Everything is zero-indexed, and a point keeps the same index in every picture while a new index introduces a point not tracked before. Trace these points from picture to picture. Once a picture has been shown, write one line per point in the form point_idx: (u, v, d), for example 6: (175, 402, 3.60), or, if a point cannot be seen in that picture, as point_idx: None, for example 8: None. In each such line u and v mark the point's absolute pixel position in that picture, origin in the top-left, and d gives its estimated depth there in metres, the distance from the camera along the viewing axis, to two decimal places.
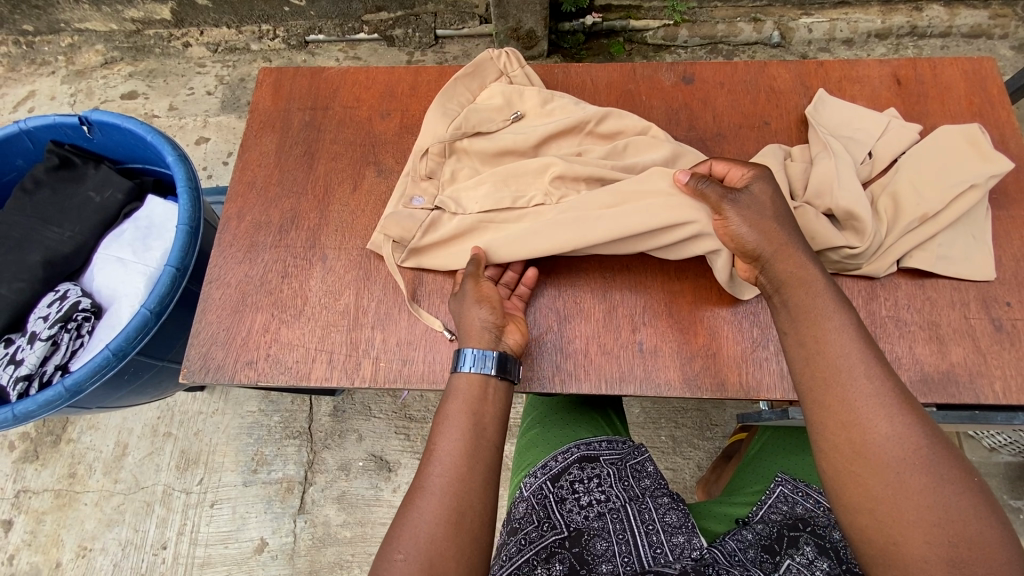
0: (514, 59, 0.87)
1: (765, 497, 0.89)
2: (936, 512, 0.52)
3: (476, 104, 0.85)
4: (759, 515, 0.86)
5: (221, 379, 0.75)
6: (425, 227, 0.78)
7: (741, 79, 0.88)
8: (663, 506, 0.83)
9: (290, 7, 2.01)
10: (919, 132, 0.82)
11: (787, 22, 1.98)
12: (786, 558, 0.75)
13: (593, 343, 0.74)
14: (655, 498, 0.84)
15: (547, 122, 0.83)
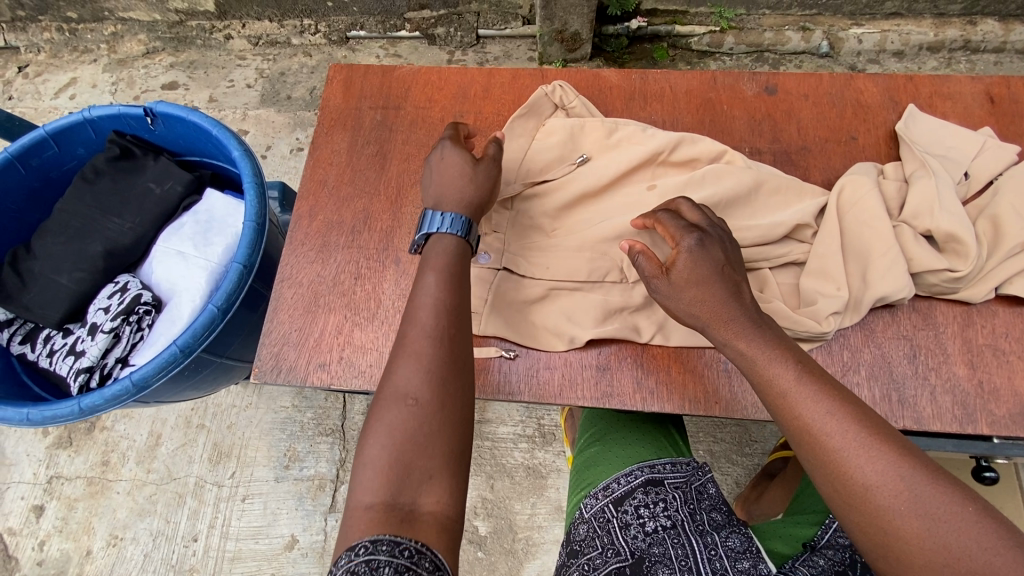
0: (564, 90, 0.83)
1: (829, 520, 0.86)
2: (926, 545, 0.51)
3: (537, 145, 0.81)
4: (825, 538, 0.84)
5: (292, 381, 0.74)
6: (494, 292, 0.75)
7: (826, 91, 0.85)
8: (725, 531, 0.80)
9: (333, 2, 2.01)
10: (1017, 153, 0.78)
11: (836, 32, 1.95)
12: None
13: (676, 360, 0.72)
14: (715, 525, 0.81)
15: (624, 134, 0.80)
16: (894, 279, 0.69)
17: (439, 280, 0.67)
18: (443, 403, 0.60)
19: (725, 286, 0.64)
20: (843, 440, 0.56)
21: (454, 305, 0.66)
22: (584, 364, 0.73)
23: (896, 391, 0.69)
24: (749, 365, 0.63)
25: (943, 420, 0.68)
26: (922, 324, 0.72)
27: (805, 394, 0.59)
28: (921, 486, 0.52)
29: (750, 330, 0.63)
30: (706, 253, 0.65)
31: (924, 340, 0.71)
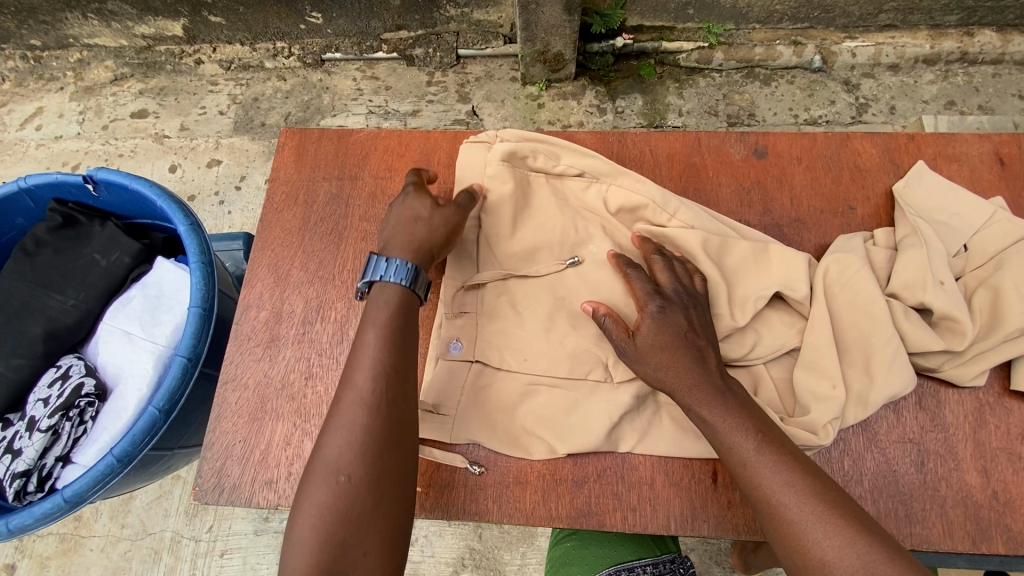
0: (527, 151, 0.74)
1: None
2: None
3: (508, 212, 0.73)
4: None
5: (237, 502, 0.67)
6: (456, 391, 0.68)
7: (821, 154, 0.78)
8: None
9: (306, 24, 1.93)
10: None
11: (829, 46, 1.87)
12: None
13: (660, 472, 0.65)
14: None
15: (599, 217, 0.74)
16: (896, 374, 0.62)
17: (381, 338, 0.62)
18: (379, 478, 0.56)
19: (689, 353, 0.61)
20: (800, 512, 0.52)
21: (396, 364, 0.61)
22: (559, 478, 0.65)
23: (903, 505, 0.62)
24: (710, 432, 0.59)
25: (954, 538, 0.61)
26: (930, 426, 0.65)
27: (761, 460, 0.56)
28: (881, 561, 0.49)
29: (718, 394, 0.59)
30: (668, 320, 0.62)
31: (933, 444, 0.64)
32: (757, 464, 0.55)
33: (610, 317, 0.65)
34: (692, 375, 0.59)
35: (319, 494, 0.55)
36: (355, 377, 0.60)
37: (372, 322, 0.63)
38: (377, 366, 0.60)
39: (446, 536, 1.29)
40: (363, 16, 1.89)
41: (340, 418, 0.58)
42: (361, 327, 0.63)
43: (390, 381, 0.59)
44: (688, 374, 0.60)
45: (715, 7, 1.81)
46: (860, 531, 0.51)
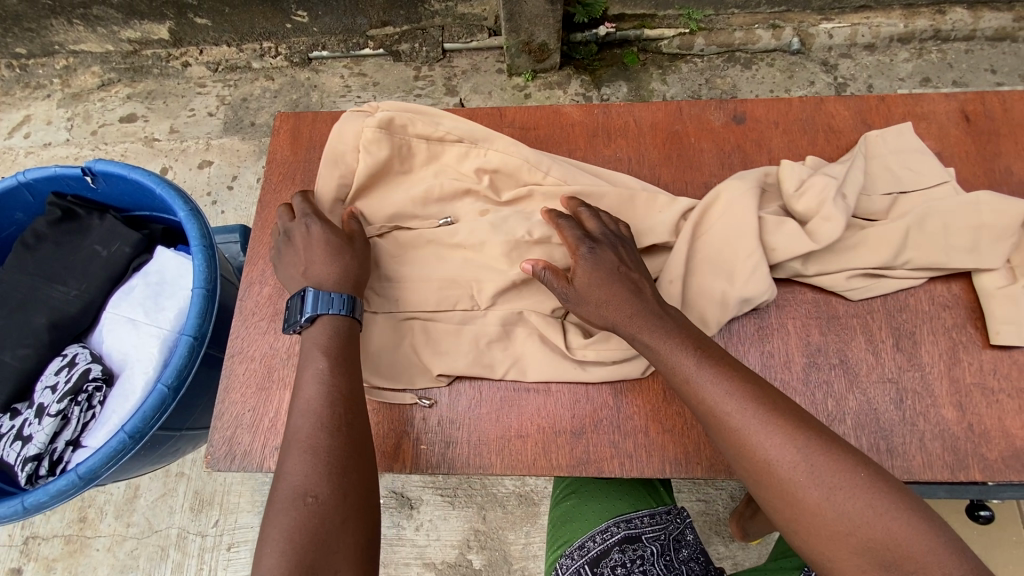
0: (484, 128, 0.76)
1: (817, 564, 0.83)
2: (830, 519, 0.53)
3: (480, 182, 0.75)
4: None
5: (248, 468, 0.70)
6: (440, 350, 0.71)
7: (797, 117, 0.82)
8: None
9: (292, 23, 1.94)
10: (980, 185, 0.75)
11: (806, 28, 1.92)
12: None
13: (654, 420, 0.68)
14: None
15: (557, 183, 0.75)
16: (756, 282, 0.68)
17: (332, 370, 0.64)
18: (348, 500, 0.58)
19: (623, 284, 0.65)
20: (740, 418, 0.57)
21: (349, 397, 0.64)
22: (558, 430, 0.69)
23: (885, 440, 0.66)
24: (654, 356, 0.63)
25: (934, 469, 0.65)
26: (907, 365, 0.69)
27: (700, 377, 0.60)
28: (820, 453, 0.55)
29: (654, 320, 0.64)
30: (599, 260, 0.66)
31: (911, 382, 0.68)
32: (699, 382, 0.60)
33: (548, 270, 0.67)
34: (631, 305, 0.64)
35: (285, 519, 0.56)
36: (315, 412, 0.62)
37: (324, 358, 0.65)
38: (337, 400, 0.62)
39: (451, 519, 1.31)
40: (349, 13, 1.91)
41: (307, 445, 0.60)
42: (308, 360, 0.65)
43: (350, 415, 0.62)
44: (626, 305, 0.64)
45: None
46: (798, 428, 0.56)
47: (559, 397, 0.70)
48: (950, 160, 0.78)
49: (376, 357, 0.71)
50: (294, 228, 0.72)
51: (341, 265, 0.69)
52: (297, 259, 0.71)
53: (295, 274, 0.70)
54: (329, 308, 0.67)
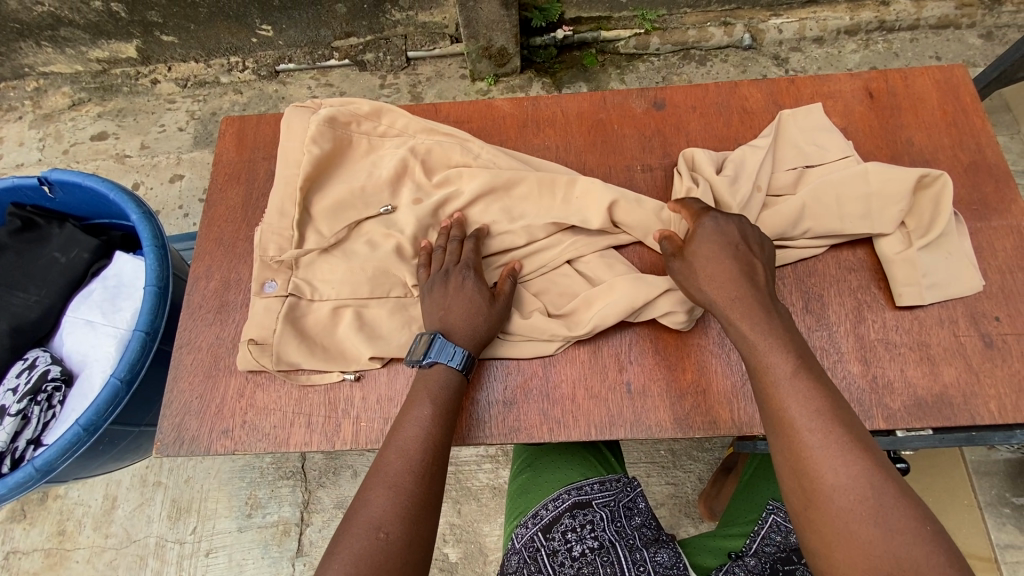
0: (415, 121, 0.84)
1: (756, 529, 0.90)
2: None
3: (409, 171, 0.81)
4: (753, 547, 0.87)
5: (196, 451, 0.73)
6: (367, 331, 0.75)
7: (712, 101, 0.87)
8: (654, 547, 0.84)
9: (258, 37, 1.99)
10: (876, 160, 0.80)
11: (756, 24, 1.99)
12: None
13: (580, 387, 0.72)
14: (647, 541, 0.85)
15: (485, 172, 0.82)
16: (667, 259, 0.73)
17: (435, 414, 0.66)
18: (416, 538, 0.58)
19: (736, 263, 0.66)
20: (849, 495, 0.53)
21: (445, 437, 0.66)
22: (492, 401, 0.72)
23: None
24: (749, 348, 0.63)
25: None
26: (815, 325, 0.73)
27: (823, 447, 0.56)
28: (918, 545, 0.50)
29: (794, 372, 0.60)
30: (720, 231, 0.68)
31: (818, 341, 0.72)
32: (823, 457, 0.55)
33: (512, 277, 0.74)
34: (735, 286, 0.65)
35: (354, 543, 0.56)
36: (405, 447, 0.64)
37: (424, 396, 0.67)
38: (430, 440, 0.64)
39: None
40: (313, 26, 1.96)
41: (386, 476, 0.61)
42: (413, 403, 0.67)
43: (434, 448, 0.64)
44: (729, 286, 0.65)
45: None
46: (907, 519, 0.51)
47: (489, 371, 0.74)
48: (854, 135, 0.83)
49: (311, 342, 0.75)
50: (443, 273, 0.73)
51: (474, 304, 0.70)
52: (441, 300, 0.71)
53: (433, 315, 0.71)
54: (455, 362, 0.68)
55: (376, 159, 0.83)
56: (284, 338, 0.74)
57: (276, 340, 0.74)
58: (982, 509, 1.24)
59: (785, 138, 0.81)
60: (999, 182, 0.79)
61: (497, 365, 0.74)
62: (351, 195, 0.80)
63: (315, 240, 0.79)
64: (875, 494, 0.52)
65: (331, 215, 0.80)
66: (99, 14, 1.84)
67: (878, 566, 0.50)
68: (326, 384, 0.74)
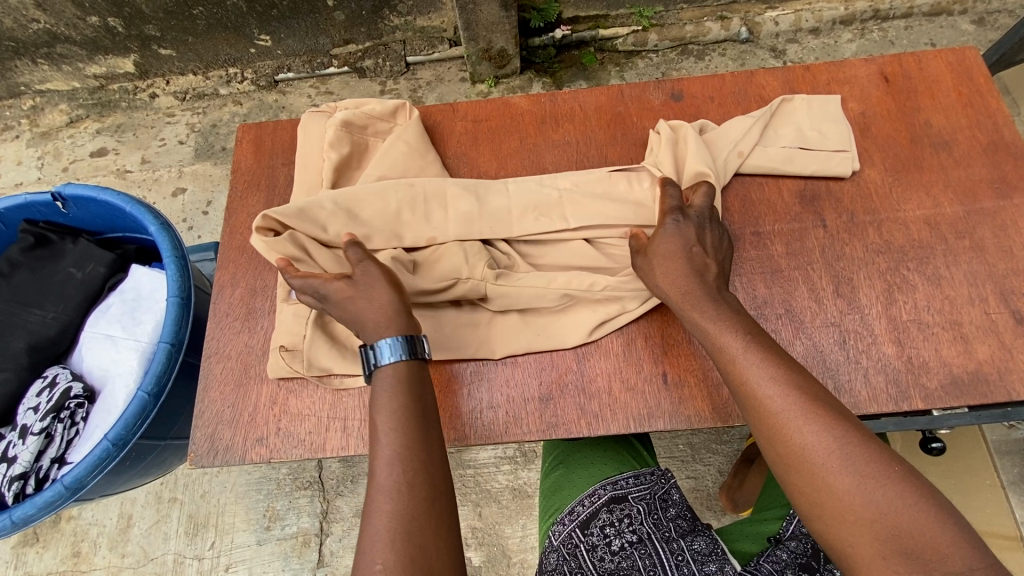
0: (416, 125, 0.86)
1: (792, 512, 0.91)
2: (891, 567, 0.49)
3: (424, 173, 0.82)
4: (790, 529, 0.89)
5: (230, 461, 0.72)
6: None
7: (730, 91, 0.87)
8: (689, 535, 0.86)
9: (256, 48, 1.99)
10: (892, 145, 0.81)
11: (752, 17, 2.00)
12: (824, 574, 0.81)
13: (616, 379, 0.72)
14: (683, 530, 0.87)
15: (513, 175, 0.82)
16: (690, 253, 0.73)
17: (426, 435, 0.61)
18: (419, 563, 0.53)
19: (690, 262, 0.68)
20: (824, 457, 0.54)
21: (440, 463, 0.60)
22: (527, 398, 0.72)
23: (832, 379, 0.70)
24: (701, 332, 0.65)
25: (878, 402, 0.69)
26: (847, 309, 0.73)
27: (794, 417, 0.57)
28: (900, 496, 0.51)
29: (747, 346, 0.62)
30: (679, 231, 0.70)
31: (851, 324, 0.72)
32: (800, 434, 0.56)
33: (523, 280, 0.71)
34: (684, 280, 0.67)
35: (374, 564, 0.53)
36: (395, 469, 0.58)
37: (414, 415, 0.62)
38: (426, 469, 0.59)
39: None
40: (311, 34, 1.96)
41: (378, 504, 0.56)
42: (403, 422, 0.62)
43: (430, 470, 0.59)
44: (681, 280, 0.67)
45: None
46: (886, 473, 0.52)
47: (521, 367, 0.73)
48: (873, 118, 0.84)
49: (344, 347, 0.74)
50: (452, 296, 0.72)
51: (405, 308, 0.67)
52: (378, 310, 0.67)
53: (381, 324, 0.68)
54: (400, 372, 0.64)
55: (395, 161, 0.83)
56: (314, 344, 0.73)
57: (307, 346, 0.73)
58: (1005, 488, 1.24)
59: (784, 125, 0.82)
60: (1018, 160, 0.79)
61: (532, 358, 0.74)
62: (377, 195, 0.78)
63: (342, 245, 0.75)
64: (851, 454, 0.54)
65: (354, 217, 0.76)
66: (96, 29, 1.83)
67: (867, 522, 0.51)
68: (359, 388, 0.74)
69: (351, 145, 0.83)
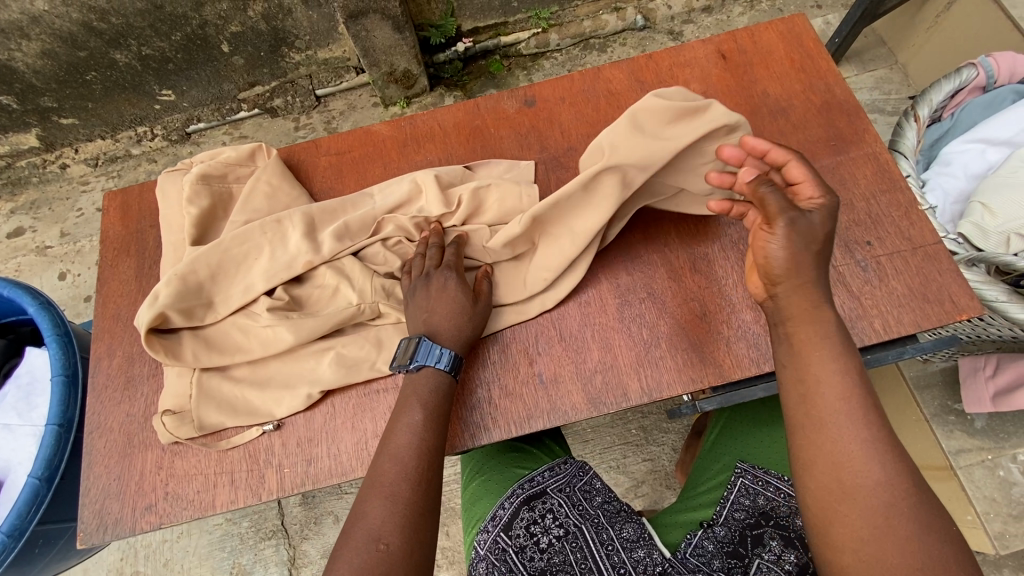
0: (273, 164, 0.86)
1: (725, 494, 0.91)
2: None
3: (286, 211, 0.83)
4: (723, 514, 0.89)
5: (122, 534, 0.71)
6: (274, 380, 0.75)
7: (579, 89, 0.90)
8: (620, 522, 0.88)
9: (161, 103, 1.95)
10: (731, 122, 0.85)
11: (645, 5, 2.03)
12: (752, 559, 0.82)
13: (495, 387, 0.74)
14: (613, 515, 0.89)
15: (376, 188, 0.84)
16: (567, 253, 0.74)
17: (426, 419, 0.66)
18: (419, 542, 0.58)
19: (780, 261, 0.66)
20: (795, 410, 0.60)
21: (437, 445, 0.65)
22: None
23: (696, 352, 0.73)
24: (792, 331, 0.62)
25: (742, 367, 0.72)
26: (706, 283, 0.76)
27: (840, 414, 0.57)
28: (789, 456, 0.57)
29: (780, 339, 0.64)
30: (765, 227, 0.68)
31: (711, 297, 0.75)
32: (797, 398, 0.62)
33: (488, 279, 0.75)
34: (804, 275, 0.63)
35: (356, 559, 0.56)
36: (400, 456, 0.64)
37: (414, 401, 0.67)
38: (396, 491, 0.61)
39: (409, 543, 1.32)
40: (213, 82, 1.93)
41: (382, 486, 0.61)
42: (405, 408, 0.67)
43: None
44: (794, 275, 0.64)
45: None
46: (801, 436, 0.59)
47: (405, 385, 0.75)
48: (714, 97, 0.87)
49: (230, 400, 0.74)
50: (425, 276, 0.73)
51: (459, 306, 0.71)
52: (425, 304, 0.72)
53: (418, 318, 0.71)
54: (443, 364, 0.68)
55: (256, 206, 0.83)
56: (202, 405, 0.73)
57: (194, 406, 0.73)
58: (929, 421, 1.29)
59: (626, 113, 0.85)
60: (850, 115, 0.83)
61: None
62: (242, 244, 0.77)
63: (223, 302, 0.76)
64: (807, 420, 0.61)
65: (227, 271, 0.76)
66: None
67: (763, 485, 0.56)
68: (246, 441, 0.74)
69: (212, 198, 0.83)
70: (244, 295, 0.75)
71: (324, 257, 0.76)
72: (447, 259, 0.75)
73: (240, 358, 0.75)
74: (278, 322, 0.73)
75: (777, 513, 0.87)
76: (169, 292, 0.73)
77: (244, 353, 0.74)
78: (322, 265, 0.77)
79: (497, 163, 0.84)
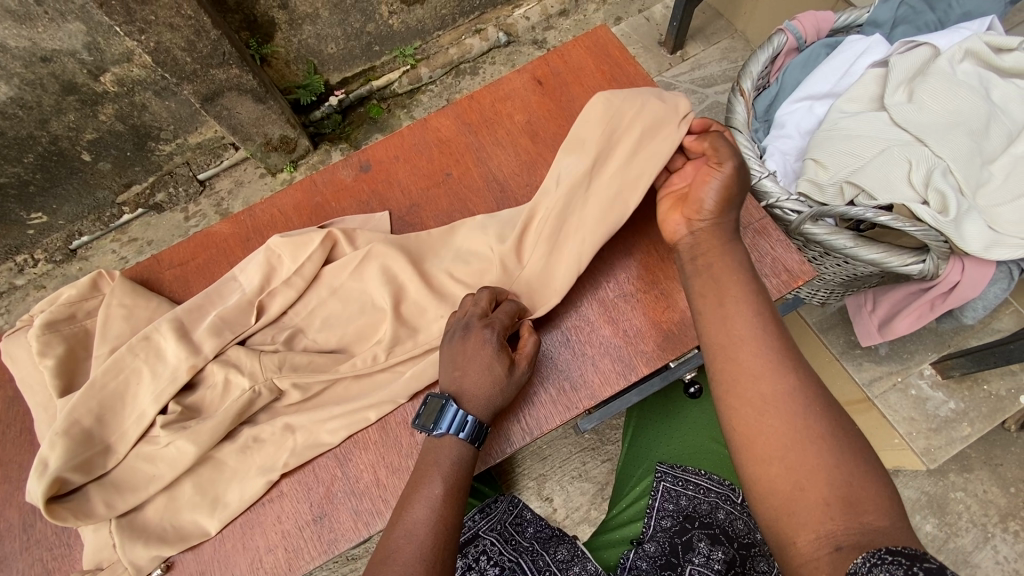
0: (117, 287, 0.82)
1: (648, 507, 0.90)
2: None
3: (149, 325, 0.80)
4: (650, 531, 0.85)
5: None
6: (161, 516, 0.72)
7: (411, 145, 0.91)
8: (553, 546, 0.87)
9: (34, 226, 1.75)
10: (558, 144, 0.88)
11: (504, 21, 1.94)
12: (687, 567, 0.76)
13: (381, 467, 0.73)
14: (546, 540, 0.89)
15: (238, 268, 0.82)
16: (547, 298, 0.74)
17: (447, 493, 0.61)
18: None
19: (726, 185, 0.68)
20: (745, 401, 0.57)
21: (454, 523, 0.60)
22: (302, 524, 0.71)
23: (568, 378, 0.75)
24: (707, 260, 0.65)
25: (610, 383, 0.74)
26: (564, 308, 0.78)
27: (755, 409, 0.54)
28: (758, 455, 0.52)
29: None
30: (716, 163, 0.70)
31: (572, 321, 0.77)
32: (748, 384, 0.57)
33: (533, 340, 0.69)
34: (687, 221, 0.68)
35: None
36: (415, 530, 0.58)
37: (434, 473, 0.62)
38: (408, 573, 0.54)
39: None
40: (85, 192, 1.73)
41: (394, 566, 0.55)
42: (423, 481, 0.62)
43: None
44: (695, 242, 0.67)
45: (393, 35, 1.84)
46: None
47: (289, 488, 0.73)
48: (538, 123, 0.89)
49: (159, 533, 0.71)
50: (464, 324, 0.69)
51: (493, 374, 0.65)
52: (455, 359, 0.67)
53: (449, 372, 0.67)
54: (463, 434, 0.64)
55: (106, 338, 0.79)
56: (127, 547, 0.69)
57: (120, 554, 0.69)
58: (840, 359, 1.35)
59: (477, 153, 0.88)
60: None
61: (299, 473, 0.74)
62: (116, 375, 0.74)
63: (119, 440, 0.72)
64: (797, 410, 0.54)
65: (114, 408, 0.73)
66: None
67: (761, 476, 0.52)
68: None
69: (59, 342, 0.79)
70: (138, 424, 0.72)
71: (207, 356, 0.75)
72: (496, 317, 0.69)
73: (153, 488, 0.71)
74: (177, 437, 0.70)
75: (699, 512, 0.85)
76: (56, 454, 0.68)
77: (156, 481, 0.71)
78: (207, 363, 0.75)
79: (348, 220, 0.85)
